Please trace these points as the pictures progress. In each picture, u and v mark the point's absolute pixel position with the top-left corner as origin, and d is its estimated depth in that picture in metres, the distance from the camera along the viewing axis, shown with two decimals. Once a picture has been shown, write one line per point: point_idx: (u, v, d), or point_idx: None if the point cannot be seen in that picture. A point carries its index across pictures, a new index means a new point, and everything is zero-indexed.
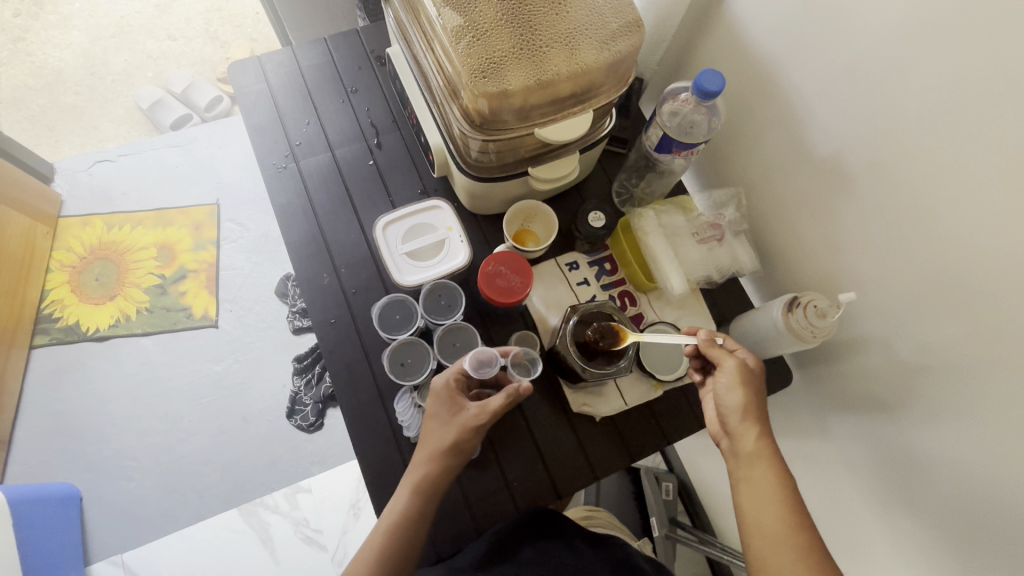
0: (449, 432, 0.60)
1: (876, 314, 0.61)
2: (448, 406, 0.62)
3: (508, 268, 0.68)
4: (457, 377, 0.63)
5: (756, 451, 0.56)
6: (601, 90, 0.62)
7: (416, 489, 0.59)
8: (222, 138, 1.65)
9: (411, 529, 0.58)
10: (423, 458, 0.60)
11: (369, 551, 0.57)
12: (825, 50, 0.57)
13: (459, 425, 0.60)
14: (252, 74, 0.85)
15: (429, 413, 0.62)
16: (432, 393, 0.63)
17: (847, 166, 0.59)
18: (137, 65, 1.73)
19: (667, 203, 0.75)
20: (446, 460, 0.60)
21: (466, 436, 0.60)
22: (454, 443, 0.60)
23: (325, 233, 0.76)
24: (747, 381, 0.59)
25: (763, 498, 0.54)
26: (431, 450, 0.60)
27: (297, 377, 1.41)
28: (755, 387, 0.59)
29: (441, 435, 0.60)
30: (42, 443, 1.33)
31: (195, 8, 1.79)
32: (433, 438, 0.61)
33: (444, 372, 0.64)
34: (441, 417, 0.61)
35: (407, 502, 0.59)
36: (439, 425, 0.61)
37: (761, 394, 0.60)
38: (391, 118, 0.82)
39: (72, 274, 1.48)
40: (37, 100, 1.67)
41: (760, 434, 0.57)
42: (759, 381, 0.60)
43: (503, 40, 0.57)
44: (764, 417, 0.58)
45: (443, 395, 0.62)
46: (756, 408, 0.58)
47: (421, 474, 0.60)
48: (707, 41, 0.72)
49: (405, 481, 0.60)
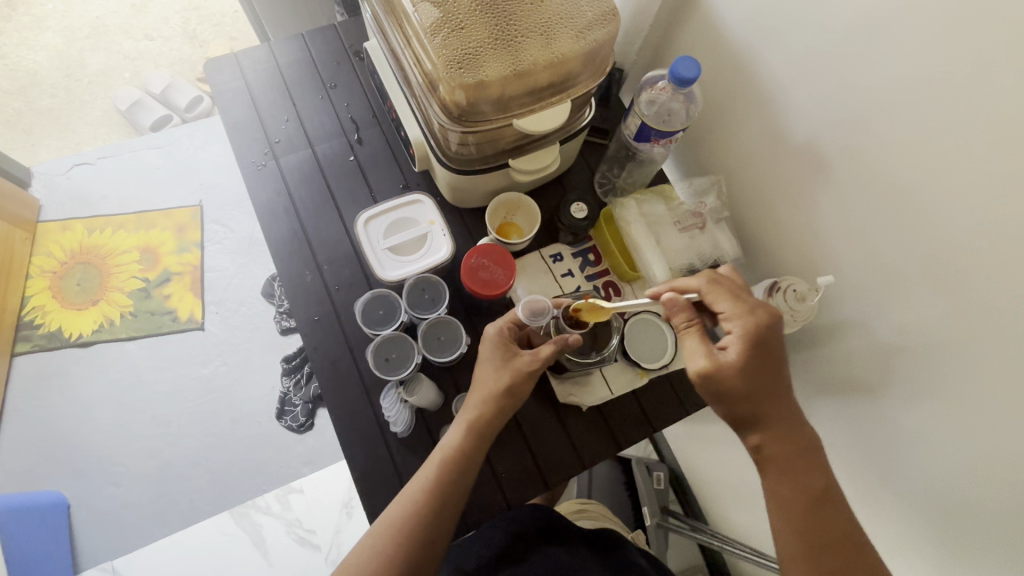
0: (502, 375, 0.61)
1: (854, 297, 0.62)
2: (500, 353, 0.62)
3: (490, 260, 0.68)
4: (509, 326, 0.63)
5: (765, 452, 0.53)
6: (579, 80, 0.62)
7: (470, 427, 0.59)
8: (203, 138, 1.63)
9: (463, 469, 0.57)
10: (477, 400, 0.60)
11: (419, 486, 0.56)
12: (798, 35, 0.58)
13: (511, 367, 0.61)
14: (227, 71, 0.84)
15: (482, 358, 0.63)
16: (484, 340, 0.63)
17: (824, 151, 0.60)
18: (114, 66, 1.71)
19: (649, 192, 0.76)
20: (496, 403, 0.60)
21: (518, 381, 0.60)
22: (507, 385, 0.60)
23: (307, 231, 0.75)
24: (716, 391, 0.54)
25: (783, 505, 0.52)
26: (486, 393, 0.60)
27: (286, 378, 1.40)
28: (734, 390, 0.53)
29: (496, 378, 0.60)
30: (27, 451, 1.31)
31: (172, 8, 1.77)
32: (487, 381, 0.61)
33: (496, 321, 0.64)
34: (496, 362, 0.61)
35: (462, 440, 0.58)
36: (491, 369, 0.61)
37: (764, 380, 0.53)
38: (371, 113, 0.82)
39: (53, 280, 1.45)
40: (12, 103, 1.64)
41: (766, 430, 0.53)
42: (754, 369, 0.53)
43: (480, 30, 0.56)
44: (773, 400, 0.53)
45: (495, 341, 0.62)
46: (754, 398, 0.53)
47: (476, 413, 0.59)
48: (684, 29, 0.73)
49: (458, 420, 0.60)
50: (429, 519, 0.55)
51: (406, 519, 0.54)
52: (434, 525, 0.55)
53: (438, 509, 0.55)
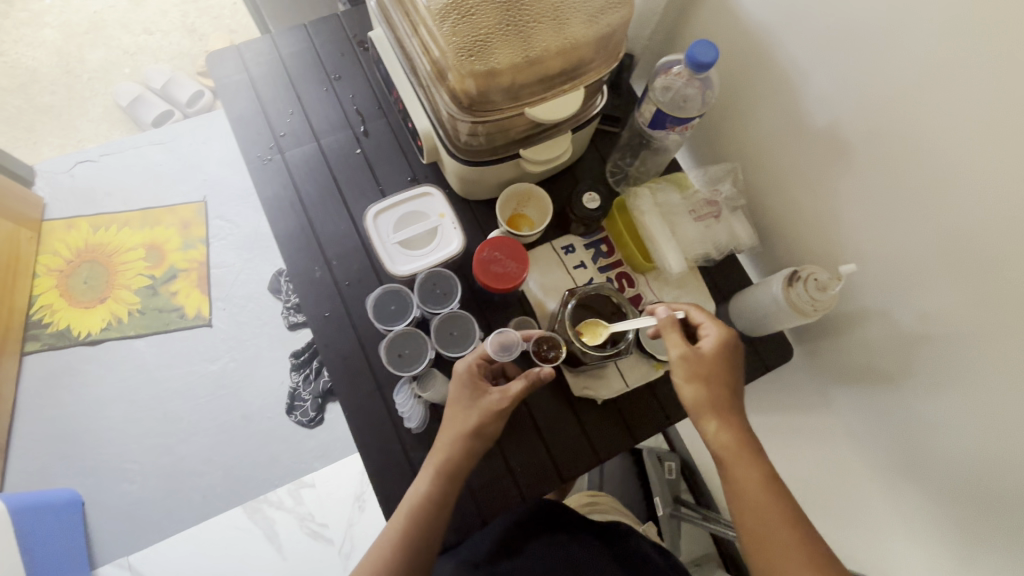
0: (470, 416, 0.60)
1: (874, 287, 0.61)
2: (467, 391, 0.61)
3: (502, 253, 0.66)
4: (478, 363, 0.62)
5: (719, 446, 0.56)
6: (591, 66, 0.60)
7: (440, 472, 0.58)
8: (205, 132, 1.62)
9: (436, 515, 0.56)
10: (445, 443, 0.59)
11: (389, 537, 0.56)
12: (817, 17, 0.56)
13: (479, 408, 0.60)
14: (230, 65, 0.82)
15: (450, 398, 0.62)
16: (453, 378, 0.62)
17: (846, 135, 0.58)
18: (114, 61, 1.69)
19: (663, 181, 0.74)
20: (467, 444, 0.59)
21: (488, 421, 0.59)
22: (476, 427, 0.59)
23: (315, 226, 0.74)
24: (698, 372, 0.57)
25: (748, 496, 0.53)
26: (455, 435, 0.59)
27: (295, 373, 1.40)
28: (713, 372, 0.57)
29: (464, 419, 0.59)
30: (40, 450, 1.32)
31: (171, 1, 1.75)
32: (457, 422, 0.60)
33: (464, 358, 0.63)
34: (463, 402, 0.60)
35: (430, 485, 0.58)
36: (459, 411, 0.60)
37: (726, 371, 0.58)
38: (377, 104, 0.80)
39: (60, 278, 1.45)
40: (13, 101, 1.63)
41: (722, 420, 0.56)
42: (720, 361, 0.58)
43: (490, 16, 0.54)
44: (724, 394, 0.57)
45: (464, 379, 0.61)
46: (717, 386, 0.57)
47: (443, 458, 0.58)
48: (697, 13, 0.70)
49: (428, 465, 0.59)
50: (399, 569, 0.54)
51: (379, 568, 0.54)
52: (409, 573, 0.54)
53: (410, 559, 0.55)
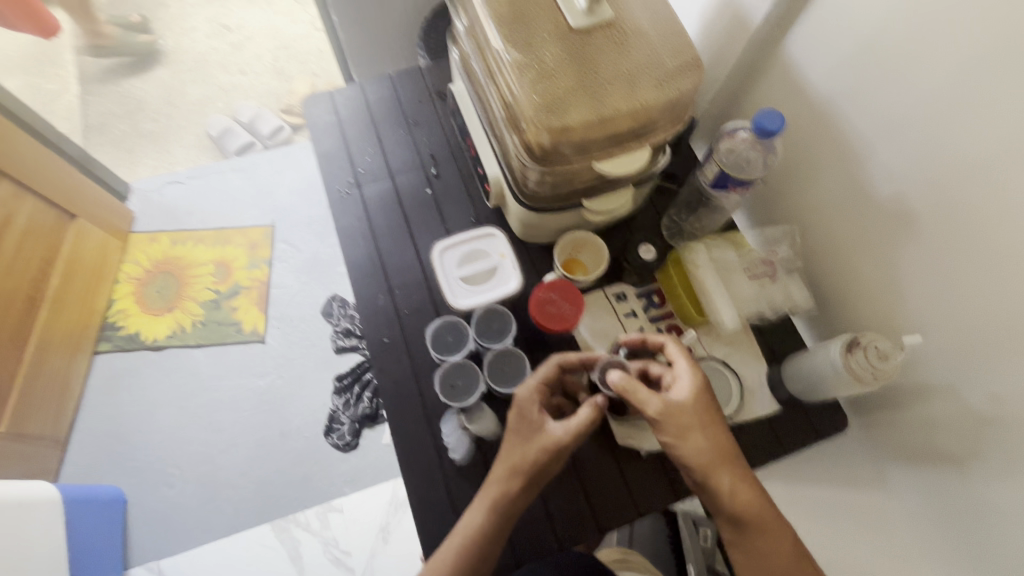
0: (529, 447, 0.60)
1: (938, 360, 0.59)
2: (528, 421, 0.61)
3: (558, 295, 0.69)
4: (537, 390, 0.63)
5: (744, 502, 0.55)
6: (658, 127, 0.64)
7: (493, 507, 0.59)
8: (281, 163, 1.76)
9: (489, 552, 0.58)
10: (501, 476, 0.60)
11: (442, 567, 0.57)
12: (884, 94, 0.58)
13: (540, 440, 0.60)
14: (322, 105, 0.91)
15: (512, 425, 0.62)
16: (514, 406, 0.63)
17: (912, 207, 0.58)
18: (210, 96, 1.88)
19: (720, 238, 0.76)
20: (525, 478, 0.59)
21: (548, 456, 0.59)
22: (535, 461, 0.59)
23: (383, 256, 0.79)
24: (692, 422, 0.57)
25: (783, 556, 0.55)
26: (510, 467, 0.60)
27: (337, 396, 1.44)
28: (702, 423, 0.57)
29: (523, 450, 0.60)
30: (95, 445, 1.39)
31: (265, 47, 1.96)
32: (518, 453, 0.60)
33: (526, 385, 0.63)
34: (521, 431, 0.61)
35: (483, 520, 0.58)
36: (519, 440, 0.61)
37: (714, 420, 0.58)
38: (448, 149, 0.87)
39: (136, 286, 1.57)
40: (120, 125, 1.82)
41: (735, 473, 0.56)
42: (700, 407, 0.58)
43: (566, 79, 0.59)
44: (721, 440, 0.57)
45: (523, 407, 0.62)
46: (709, 436, 0.57)
47: (498, 492, 0.59)
48: (762, 83, 0.74)
49: (480, 497, 0.60)
50: None
51: None
52: None
53: None
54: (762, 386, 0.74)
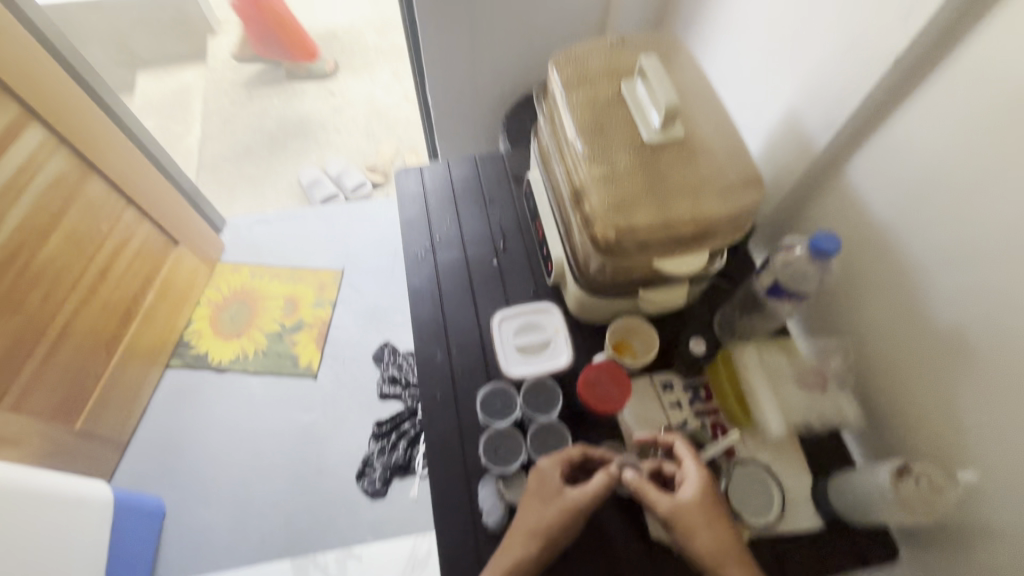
0: (548, 510, 0.63)
1: (998, 502, 0.57)
2: (549, 485, 0.64)
3: (606, 376, 0.72)
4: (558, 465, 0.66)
5: None
6: (718, 234, 0.69)
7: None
8: (359, 215, 1.92)
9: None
10: (519, 548, 0.62)
11: None
12: (944, 229, 0.60)
13: (560, 502, 0.63)
14: (411, 176, 1.02)
15: (530, 495, 0.65)
16: (534, 476, 0.66)
17: (971, 341, 0.59)
18: (308, 150, 2.12)
19: (771, 342, 0.78)
20: (539, 543, 0.61)
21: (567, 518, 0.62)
22: (549, 524, 0.62)
23: (446, 317, 0.86)
24: (700, 516, 0.59)
25: None
26: (528, 536, 0.62)
27: (374, 441, 1.48)
28: (711, 519, 0.59)
29: (538, 519, 0.62)
30: (148, 455, 1.48)
31: (362, 113, 2.21)
32: (532, 519, 0.63)
33: (548, 459, 0.66)
34: (539, 500, 0.64)
35: None
36: (538, 506, 0.63)
37: (724, 517, 0.59)
38: (518, 227, 0.95)
39: (214, 310, 1.72)
40: (228, 168, 2.07)
41: (746, 575, 0.56)
42: (708, 503, 0.60)
43: (635, 185, 0.66)
44: (731, 539, 0.58)
45: (543, 476, 0.65)
46: (717, 533, 0.58)
47: (512, 563, 0.60)
48: (823, 201, 0.78)
49: (496, 567, 0.61)
50: None
51: None
52: None
53: None
54: (806, 499, 0.72)
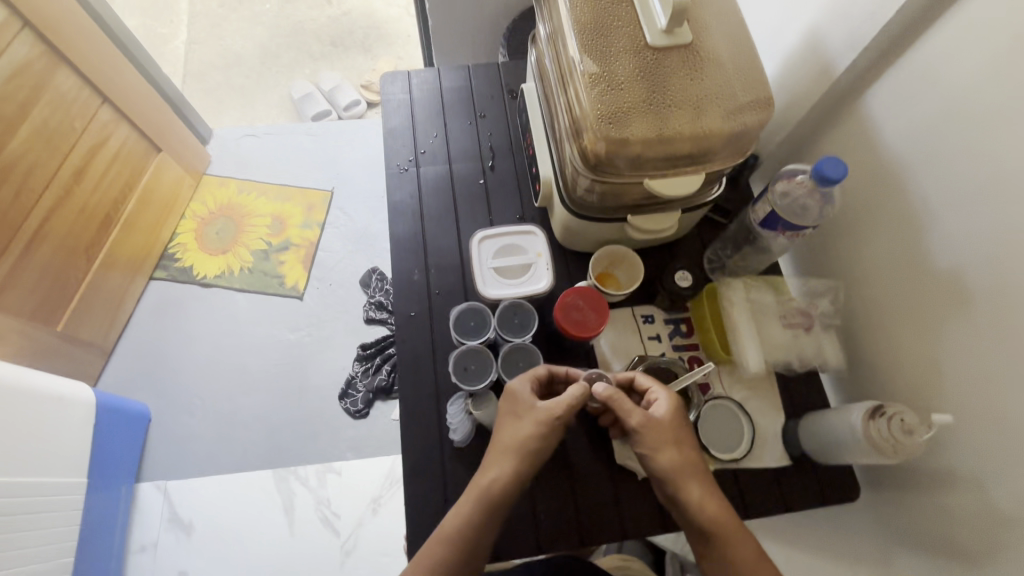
0: (522, 427, 0.61)
1: (967, 450, 0.56)
2: (523, 403, 0.62)
3: (585, 302, 0.70)
4: (530, 383, 0.64)
5: (713, 514, 0.55)
6: (717, 157, 0.64)
7: (481, 495, 0.58)
8: (351, 135, 1.84)
9: (474, 544, 0.57)
10: (495, 470, 0.59)
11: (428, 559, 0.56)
12: (961, 162, 0.55)
13: (534, 418, 0.61)
14: (398, 84, 0.94)
15: (501, 413, 0.63)
16: (506, 395, 0.64)
17: (969, 284, 0.56)
18: (300, 62, 1.99)
19: (760, 280, 0.74)
20: (518, 461, 0.59)
21: (542, 432, 0.60)
22: (525, 440, 0.60)
23: (426, 235, 0.82)
24: (667, 433, 0.58)
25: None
26: (500, 455, 0.60)
27: (358, 363, 1.49)
28: (676, 435, 0.59)
29: (510, 436, 0.61)
30: (134, 363, 1.49)
31: (359, 25, 2.06)
32: (505, 437, 0.61)
33: (519, 378, 0.64)
34: (511, 418, 0.62)
35: (471, 508, 0.58)
36: (512, 423, 0.62)
37: (687, 435, 0.60)
38: (509, 146, 0.89)
39: (199, 224, 1.67)
40: (215, 75, 1.95)
41: (706, 488, 0.57)
42: (676, 423, 0.60)
43: (633, 93, 0.60)
44: (694, 455, 0.58)
45: (516, 393, 0.63)
46: (682, 450, 0.58)
47: (486, 481, 0.59)
48: (835, 132, 0.72)
49: (469, 487, 0.59)
50: None
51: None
52: None
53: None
54: (775, 438, 0.71)
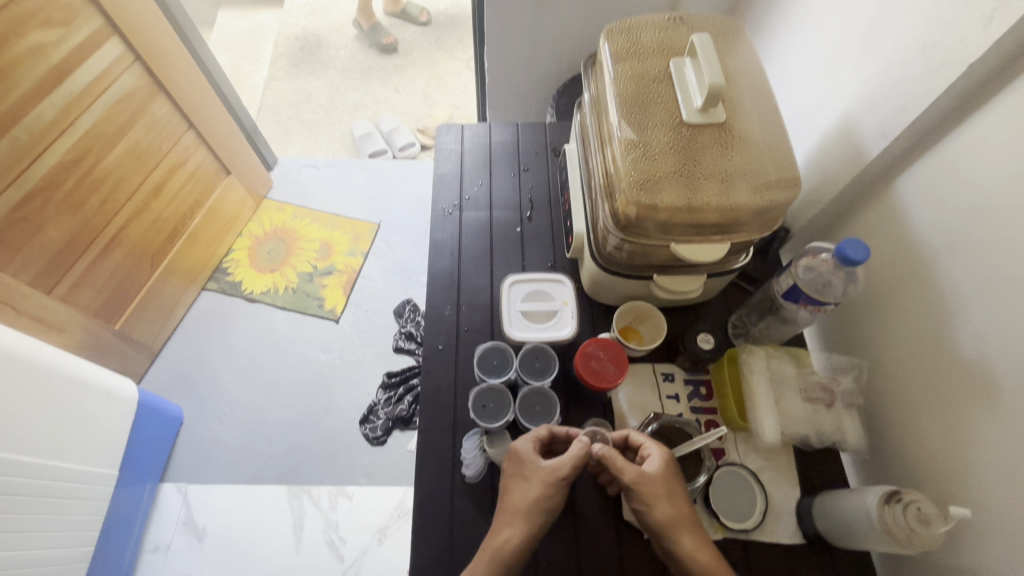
0: (530, 488, 0.61)
1: (989, 550, 0.54)
2: (527, 463, 0.62)
3: (605, 354, 0.72)
4: (534, 442, 0.65)
5: (705, 565, 0.55)
6: (743, 228, 0.67)
7: (496, 555, 0.57)
8: (403, 174, 1.96)
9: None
10: (510, 531, 0.58)
11: None
12: (989, 255, 0.56)
13: (541, 478, 0.61)
14: (452, 134, 1.03)
15: (508, 474, 0.63)
16: (510, 455, 0.64)
17: (995, 377, 0.55)
18: (365, 104, 2.16)
19: (782, 350, 0.75)
20: (530, 520, 0.59)
21: (550, 492, 0.60)
22: (536, 500, 0.60)
23: (461, 274, 0.87)
24: (660, 484, 0.59)
25: None
26: (511, 515, 0.59)
27: (382, 391, 1.53)
28: (668, 487, 0.59)
29: (518, 496, 0.60)
30: (176, 366, 1.58)
31: (422, 75, 2.23)
32: (515, 495, 0.61)
33: (522, 438, 0.65)
34: (517, 475, 0.62)
35: (486, 569, 0.56)
36: (519, 483, 0.62)
37: (679, 488, 0.60)
38: (547, 199, 0.94)
39: (254, 243, 1.80)
40: (288, 110, 2.13)
41: (699, 540, 0.56)
42: (669, 476, 0.60)
43: (667, 163, 0.64)
44: (686, 508, 0.58)
45: (520, 455, 0.63)
46: (675, 503, 0.58)
47: (499, 541, 0.58)
48: (866, 214, 0.74)
49: (484, 548, 0.58)
50: None
51: None
52: None
53: None
54: (789, 513, 0.70)
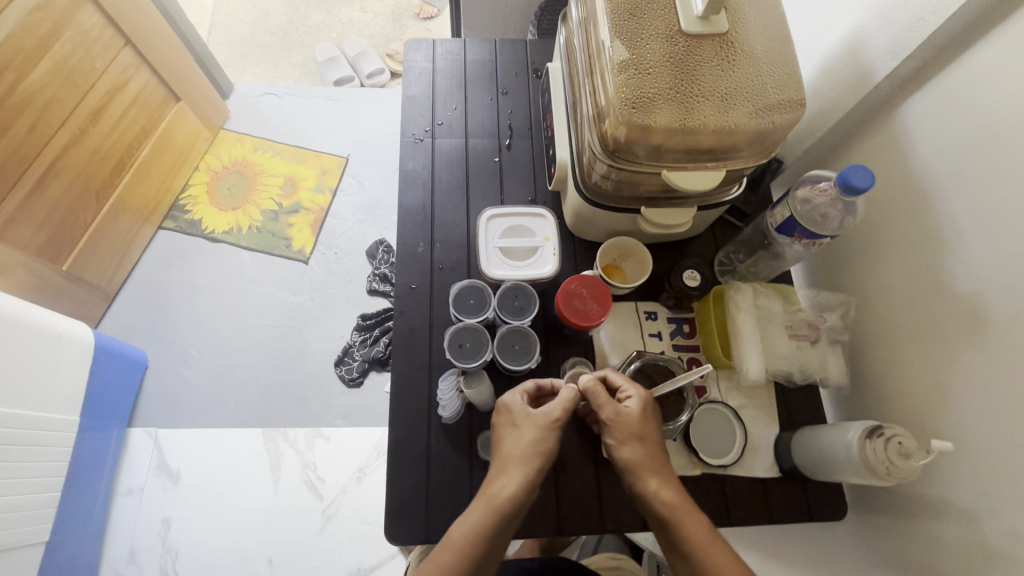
0: (524, 434, 0.58)
1: (963, 481, 0.54)
2: (518, 412, 0.60)
3: (588, 292, 0.68)
4: (523, 393, 0.62)
5: (667, 502, 0.53)
6: (739, 154, 0.62)
7: (491, 502, 0.53)
8: (372, 104, 1.82)
9: (485, 552, 0.52)
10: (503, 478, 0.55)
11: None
12: (993, 183, 0.53)
13: (534, 424, 0.58)
14: (422, 52, 0.92)
15: (500, 427, 0.60)
16: (501, 406, 0.61)
17: (987, 311, 0.54)
18: (327, 25, 1.96)
19: (770, 287, 0.72)
20: (530, 466, 0.56)
21: (544, 436, 0.57)
22: (531, 446, 0.57)
23: (435, 208, 0.81)
24: (635, 425, 0.57)
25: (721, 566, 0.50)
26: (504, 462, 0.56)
27: (357, 333, 1.49)
28: (642, 428, 0.58)
29: (511, 445, 0.57)
30: (136, 310, 1.50)
31: None
32: (509, 442, 0.58)
33: (511, 392, 0.62)
34: (507, 425, 0.60)
35: (481, 516, 0.53)
36: (511, 434, 0.59)
37: (654, 430, 0.59)
38: (528, 126, 0.87)
39: (212, 178, 1.67)
40: (241, 30, 1.93)
41: (664, 478, 0.55)
42: (646, 419, 0.58)
43: (661, 80, 0.58)
44: (657, 450, 0.57)
45: (510, 406, 0.60)
46: (647, 445, 0.57)
47: (491, 488, 0.55)
48: (866, 142, 0.69)
49: (479, 496, 0.55)
50: None
51: None
52: None
53: None
54: (767, 448, 0.70)
